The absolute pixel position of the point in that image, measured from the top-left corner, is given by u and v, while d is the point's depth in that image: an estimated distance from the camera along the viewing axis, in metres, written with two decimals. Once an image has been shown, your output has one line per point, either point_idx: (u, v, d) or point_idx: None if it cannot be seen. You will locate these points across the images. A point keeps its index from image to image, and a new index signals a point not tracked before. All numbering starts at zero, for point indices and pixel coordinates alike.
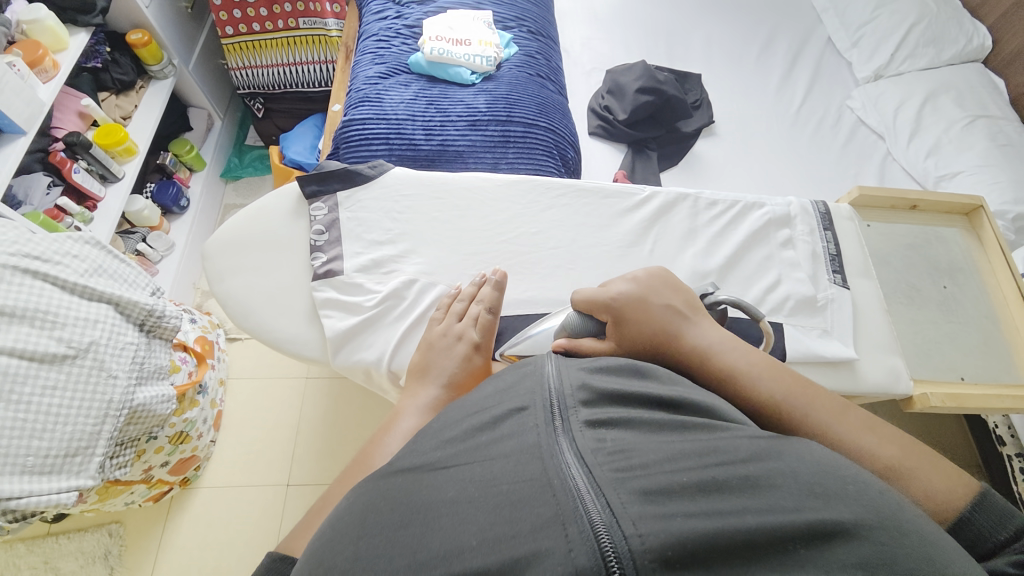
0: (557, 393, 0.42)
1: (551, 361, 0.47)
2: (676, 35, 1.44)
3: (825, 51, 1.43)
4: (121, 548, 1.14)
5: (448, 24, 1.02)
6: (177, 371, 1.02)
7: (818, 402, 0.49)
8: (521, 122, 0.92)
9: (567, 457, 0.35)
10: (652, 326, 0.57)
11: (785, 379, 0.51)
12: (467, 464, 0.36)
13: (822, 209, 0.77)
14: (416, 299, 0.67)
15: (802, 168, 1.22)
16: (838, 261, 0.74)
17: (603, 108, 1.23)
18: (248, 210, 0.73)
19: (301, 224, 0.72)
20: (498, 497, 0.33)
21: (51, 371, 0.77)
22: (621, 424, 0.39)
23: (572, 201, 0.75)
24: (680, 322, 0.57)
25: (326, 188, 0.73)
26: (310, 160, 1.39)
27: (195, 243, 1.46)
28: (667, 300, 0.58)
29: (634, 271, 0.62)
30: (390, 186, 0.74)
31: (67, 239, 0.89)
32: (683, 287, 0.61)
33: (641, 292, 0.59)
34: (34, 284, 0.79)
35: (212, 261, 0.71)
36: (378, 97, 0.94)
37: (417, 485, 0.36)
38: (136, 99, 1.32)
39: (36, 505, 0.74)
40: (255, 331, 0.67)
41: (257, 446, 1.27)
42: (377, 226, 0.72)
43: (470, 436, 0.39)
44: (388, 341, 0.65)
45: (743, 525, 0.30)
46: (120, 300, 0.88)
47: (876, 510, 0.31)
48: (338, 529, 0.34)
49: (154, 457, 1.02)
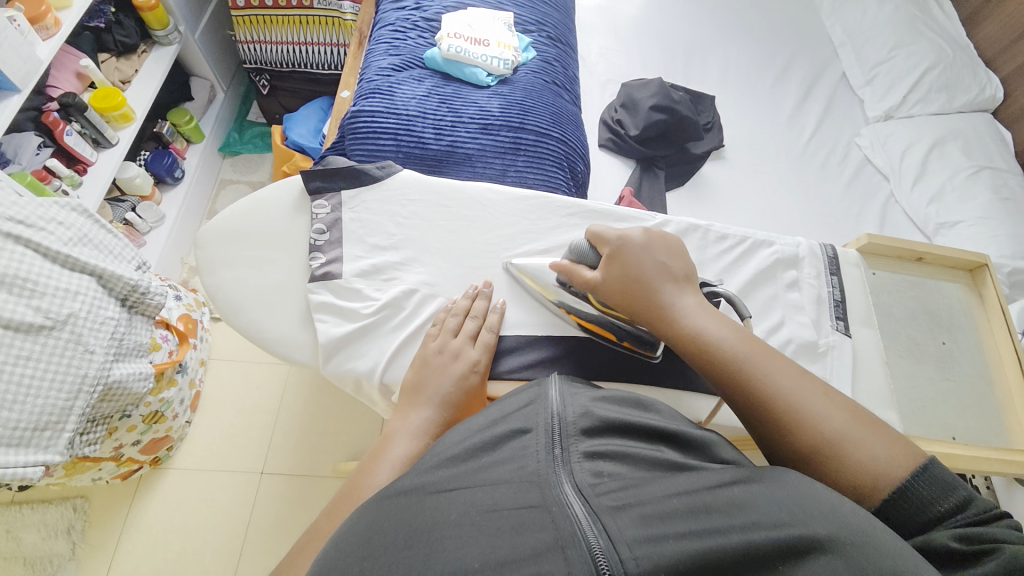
0: (559, 417, 0.41)
1: (555, 386, 0.47)
2: (694, 54, 1.43)
3: (839, 86, 1.43)
4: (85, 524, 1.12)
5: (468, 22, 1.00)
6: (158, 349, 1.01)
7: (783, 368, 0.50)
8: (534, 130, 0.91)
9: (565, 484, 0.35)
10: (643, 285, 0.57)
11: (758, 343, 0.52)
12: (470, 486, 0.36)
13: (829, 254, 0.77)
14: (415, 310, 0.65)
15: (807, 202, 1.22)
16: (841, 307, 0.74)
17: (616, 122, 1.22)
18: (249, 201, 0.71)
19: (302, 220, 0.70)
20: (499, 522, 0.32)
21: (26, 340, 0.76)
22: (619, 458, 0.38)
23: (581, 221, 0.74)
24: (668, 286, 0.57)
25: (331, 186, 0.71)
26: (313, 145, 1.35)
27: (188, 217, 1.43)
28: (659, 263, 0.59)
29: (636, 233, 0.61)
30: (396, 190, 0.72)
31: (52, 204, 0.87)
32: (676, 252, 0.61)
33: (638, 253, 0.59)
34: (17, 249, 0.78)
35: (206, 251, 0.69)
36: (391, 90, 0.92)
37: (420, 506, 0.35)
38: (138, 64, 1.27)
39: (8, 478, 0.75)
40: (246, 329, 0.65)
41: (234, 430, 1.24)
42: (380, 230, 0.70)
43: (473, 456, 0.40)
44: (382, 350, 0.63)
45: (730, 547, 0.30)
46: (103, 273, 0.87)
47: (851, 527, 0.32)
48: (338, 549, 0.34)
49: (125, 435, 1.01)
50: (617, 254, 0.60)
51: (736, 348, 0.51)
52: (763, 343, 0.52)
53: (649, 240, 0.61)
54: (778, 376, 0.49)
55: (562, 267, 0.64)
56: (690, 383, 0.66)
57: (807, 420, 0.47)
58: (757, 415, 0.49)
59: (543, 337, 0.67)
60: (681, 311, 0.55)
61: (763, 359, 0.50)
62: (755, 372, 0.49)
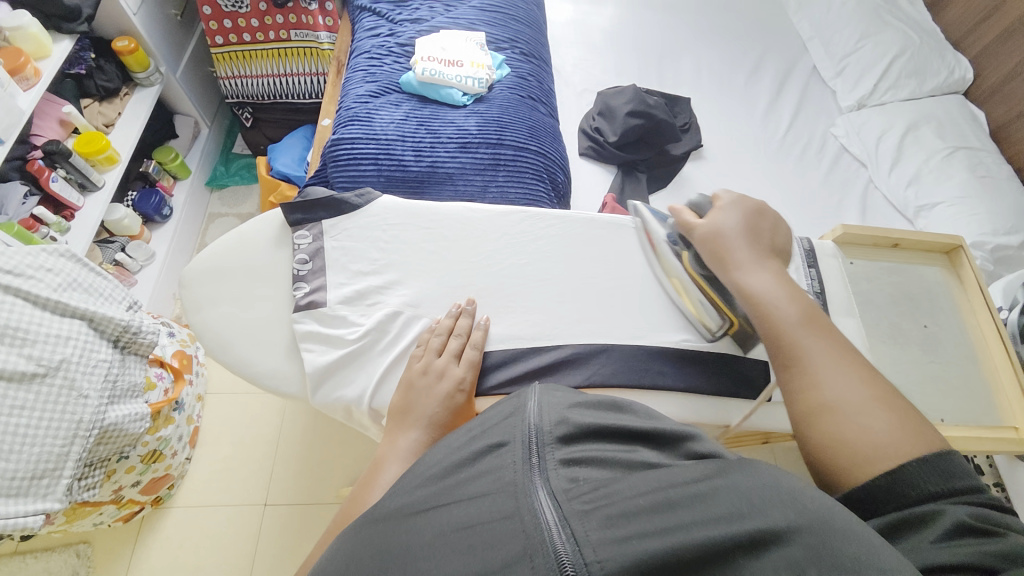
0: (536, 428, 0.41)
1: (535, 397, 0.46)
2: (667, 58, 1.46)
3: (810, 79, 1.46)
4: (89, 569, 1.10)
5: (440, 45, 1.02)
6: (153, 389, 1.02)
7: (833, 342, 0.55)
8: (512, 145, 0.92)
9: (540, 493, 0.35)
10: (726, 244, 0.65)
11: (817, 317, 0.57)
12: (448, 504, 0.36)
13: (806, 247, 0.77)
14: (400, 333, 0.66)
15: (788, 195, 1.23)
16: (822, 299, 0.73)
17: (594, 130, 1.24)
18: (230, 236, 0.72)
19: (284, 253, 0.71)
20: (471, 538, 0.33)
21: (19, 390, 0.79)
22: (595, 463, 0.38)
23: (563, 232, 0.75)
24: (754, 251, 0.64)
25: (312, 216, 0.72)
26: (298, 174, 1.37)
27: (177, 253, 1.43)
28: (756, 229, 0.66)
29: (749, 203, 0.68)
30: (377, 215, 0.73)
31: (41, 251, 0.88)
32: (778, 230, 0.67)
33: (740, 218, 0.66)
34: (8, 300, 0.81)
35: (191, 290, 0.69)
36: (369, 116, 0.93)
37: (396, 528, 0.35)
38: (120, 106, 1.29)
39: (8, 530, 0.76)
40: (234, 365, 0.66)
41: (236, 463, 1.23)
42: (363, 256, 0.70)
43: (451, 473, 0.40)
44: (371, 374, 0.64)
45: (694, 539, 0.30)
46: (94, 316, 0.88)
47: (807, 513, 0.32)
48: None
49: (124, 477, 1.00)
50: (721, 213, 0.67)
51: (792, 309, 0.58)
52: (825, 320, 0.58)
53: (758, 213, 0.67)
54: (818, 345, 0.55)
55: (676, 209, 0.71)
56: (678, 385, 0.67)
57: (834, 382, 0.52)
58: (783, 360, 0.56)
59: (531, 349, 0.67)
60: (761, 267, 0.62)
61: (818, 329, 0.56)
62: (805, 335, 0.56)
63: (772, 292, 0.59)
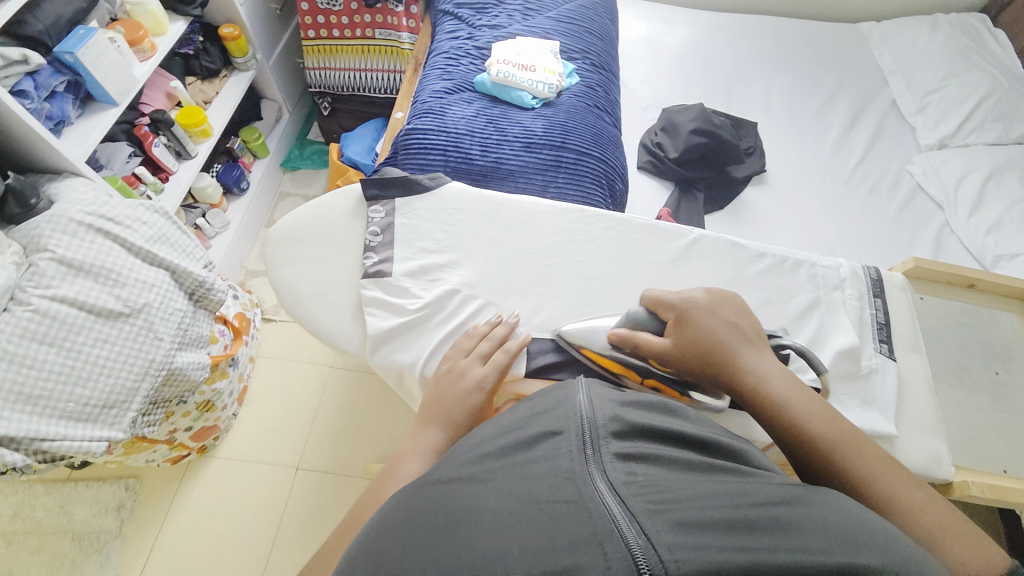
0: (589, 420, 0.43)
1: (583, 390, 0.48)
2: (736, 81, 1.45)
3: (889, 113, 1.40)
4: (134, 503, 1.20)
5: (516, 50, 1.06)
6: (215, 342, 1.10)
7: (867, 453, 0.50)
8: (574, 149, 0.95)
9: (600, 483, 0.36)
10: (715, 352, 0.57)
11: (840, 423, 0.52)
12: (505, 479, 0.38)
13: (874, 275, 0.75)
14: (456, 310, 0.69)
15: (852, 228, 1.19)
16: (886, 330, 0.71)
17: (655, 145, 1.25)
18: (310, 206, 0.78)
19: (358, 224, 0.76)
20: (536, 513, 0.34)
21: (105, 325, 0.86)
22: (651, 460, 0.40)
23: (620, 234, 0.76)
24: (746, 354, 0.58)
25: (386, 194, 0.77)
26: (366, 162, 1.45)
27: (250, 223, 1.55)
28: (732, 329, 0.59)
29: (701, 295, 0.62)
30: (445, 199, 0.77)
31: (140, 206, 0.98)
32: (742, 311, 0.62)
33: (713, 321, 0.59)
34: (103, 243, 0.89)
35: (272, 248, 0.75)
36: (442, 110, 0.98)
37: (456, 495, 0.38)
38: (218, 86, 1.42)
39: (67, 450, 0.82)
40: (303, 320, 0.71)
41: (276, 425, 1.31)
42: (428, 236, 0.74)
43: (507, 454, 0.42)
44: (425, 345, 0.67)
45: (773, 560, 0.31)
46: (176, 269, 0.98)
47: (896, 558, 0.33)
48: (384, 530, 0.38)
49: (180, 420, 1.09)
50: (684, 315, 0.60)
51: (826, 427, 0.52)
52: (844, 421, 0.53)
53: (714, 300, 0.62)
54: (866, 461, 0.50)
55: (620, 334, 0.62)
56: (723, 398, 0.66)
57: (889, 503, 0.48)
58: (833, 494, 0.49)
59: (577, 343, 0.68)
60: (761, 380, 0.55)
61: (850, 441, 0.51)
62: (844, 455, 0.50)
63: (797, 404, 0.53)
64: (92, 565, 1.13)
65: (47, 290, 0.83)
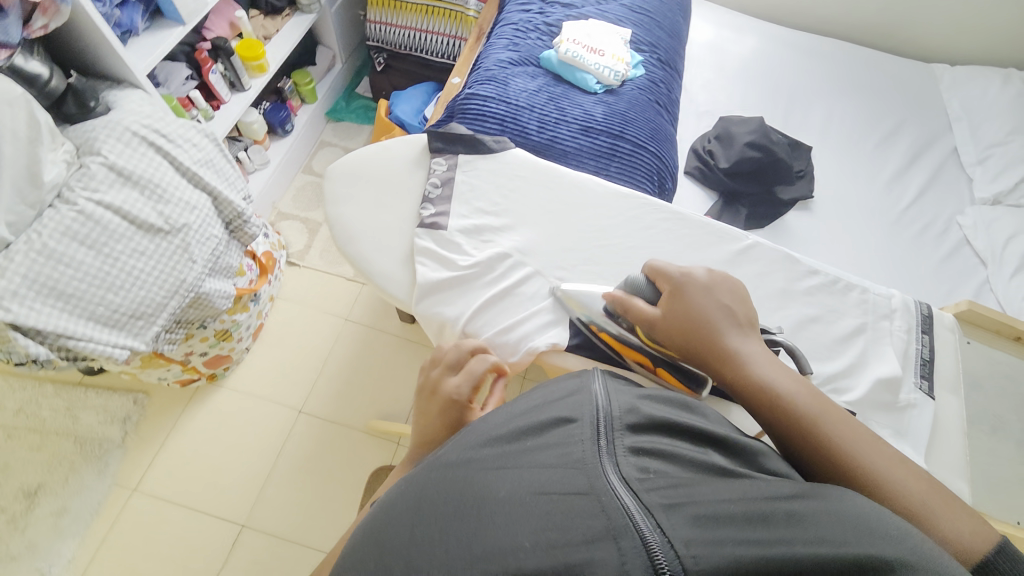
0: (605, 411, 0.43)
1: (599, 381, 0.48)
2: (797, 102, 1.42)
3: (948, 159, 1.36)
4: (140, 418, 1.23)
5: (586, 32, 1.04)
6: (242, 275, 1.12)
7: (851, 429, 0.47)
8: (631, 141, 0.94)
9: (612, 475, 0.36)
10: (702, 327, 0.55)
11: (825, 402, 0.49)
12: (518, 466, 0.39)
13: (924, 311, 0.70)
14: (504, 274, 0.70)
15: (891, 269, 1.17)
16: (928, 367, 0.66)
17: (706, 152, 1.23)
18: (375, 148, 0.79)
19: (419, 173, 0.77)
20: (550, 503, 0.34)
21: (144, 238, 0.87)
22: (664, 458, 0.39)
23: (674, 228, 0.74)
24: (735, 331, 0.55)
25: (451, 148, 0.78)
26: (413, 123, 1.44)
27: (289, 166, 1.55)
28: (726, 308, 0.57)
29: (701, 272, 0.59)
30: (506, 164, 0.77)
31: (192, 128, 0.97)
32: (742, 294, 0.60)
33: (701, 297, 0.57)
34: (152, 157, 0.89)
35: (332, 184, 0.77)
36: (505, 80, 0.97)
37: (469, 478, 0.38)
38: (280, 24, 1.41)
39: (91, 352, 0.83)
40: (355, 259, 0.72)
41: (285, 367, 1.32)
42: (485, 197, 0.75)
43: (518, 439, 0.42)
44: (465, 305, 0.67)
45: (791, 553, 0.30)
46: (218, 196, 0.98)
47: (915, 550, 0.31)
48: (395, 516, 0.39)
49: (197, 343, 1.10)
50: (679, 289, 0.58)
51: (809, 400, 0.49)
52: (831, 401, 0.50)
53: (713, 279, 0.59)
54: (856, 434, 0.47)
55: (616, 296, 0.61)
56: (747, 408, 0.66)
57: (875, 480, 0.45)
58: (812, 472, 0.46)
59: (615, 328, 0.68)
60: (745, 358, 0.53)
61: (832, 416, 0.48)
62: (825, 430, 0.47)
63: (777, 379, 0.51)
64: (90, 470, 1.17)
65: (94, 194, 0.83)
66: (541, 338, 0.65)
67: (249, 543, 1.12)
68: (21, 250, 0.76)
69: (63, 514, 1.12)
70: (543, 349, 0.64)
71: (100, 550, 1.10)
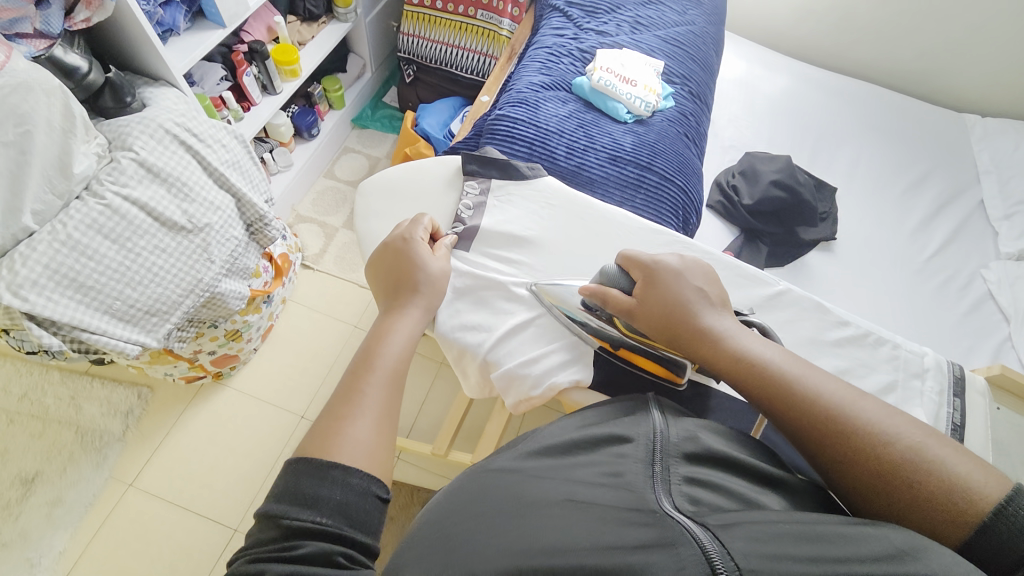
0: (661, 438, 0.47)
1: (657, 408, 0.53)
2: (824, 144, 1.41)
3: (973, 213, 1.34)
4: (142, 412, 1.22)
5: (620, 61, 1.05)
6: (258, 277, 1.12)
7: (837, 391, 0.49)
8: (659, 173, 0.93)
9: (664, 500, 0.39)
10: (678, 312, 0.57)
11: (805, 367, 0.52)
12: (567, 479, 0.43)
13: (957, 373, 0.68)
14: (529, 303, 0.69)
15: (912, 320, 1.15)
16: (959, 433, 0.64)
17: (731, 187, 1.23)
18: (410, 167, 0.81)
19: (451, 196, 0.78)
20: (602, 514, 0.38)
21: (167, 236, 0.87)
22: (717, 488, 0.41)
23: None
24: (708, 311, 0.58)
25: (484, 172, 0.78)
26: (438, 136, 1.45)
27: (311, 170, 1.56)
28: (698, 291, 0.59)
29: (670, 258, 0.62)
30: (537, 192, 0.78)
31: (223, 129, 0.98)
32: (714, 278, 0.62)
33: (673, 275, 0.60)
34: (182, 155, 0.90)
35: (366, 200, 0.78)
36: (536, 103, 0.98)
37: (524, 486, 0.42)
38: (315, 31, 1.44)
39: (102, 346, 0.82)
40: None
41: (291, 371, 1.31)
42: (514, 223, 0.75)
43: (570, 454, 0.47)
44: (490, 334, 0.67)
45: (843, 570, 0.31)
46: (242, 198, 0.98)
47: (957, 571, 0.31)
48: (456, 510, 0.42)
49: (207, 342, 1.10)
50: (651, 276, 0.61)
51: (787, 367, 0.52)
52: (811, 368, 0.52)
53: (685, 264, 0.62)
54: (837, 396, 0.49)
55: (591, 289, 0.63)
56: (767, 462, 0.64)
57: (872, 439, 0.45)
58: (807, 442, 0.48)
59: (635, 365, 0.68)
60: (721, 336, 0.55)
61: (812, 382, 0.50)
62: (807, 396, 0.49)
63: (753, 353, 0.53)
64: (89, 462, 1.16)
65: (122, 189, 0.83)
66: (562, 375, 0.65)
67: None
68: (44, 240, 0.76)
69: (57, 505, 1.11)
70: (566, 385, 0.64)
71: (90, 544, 1.08)
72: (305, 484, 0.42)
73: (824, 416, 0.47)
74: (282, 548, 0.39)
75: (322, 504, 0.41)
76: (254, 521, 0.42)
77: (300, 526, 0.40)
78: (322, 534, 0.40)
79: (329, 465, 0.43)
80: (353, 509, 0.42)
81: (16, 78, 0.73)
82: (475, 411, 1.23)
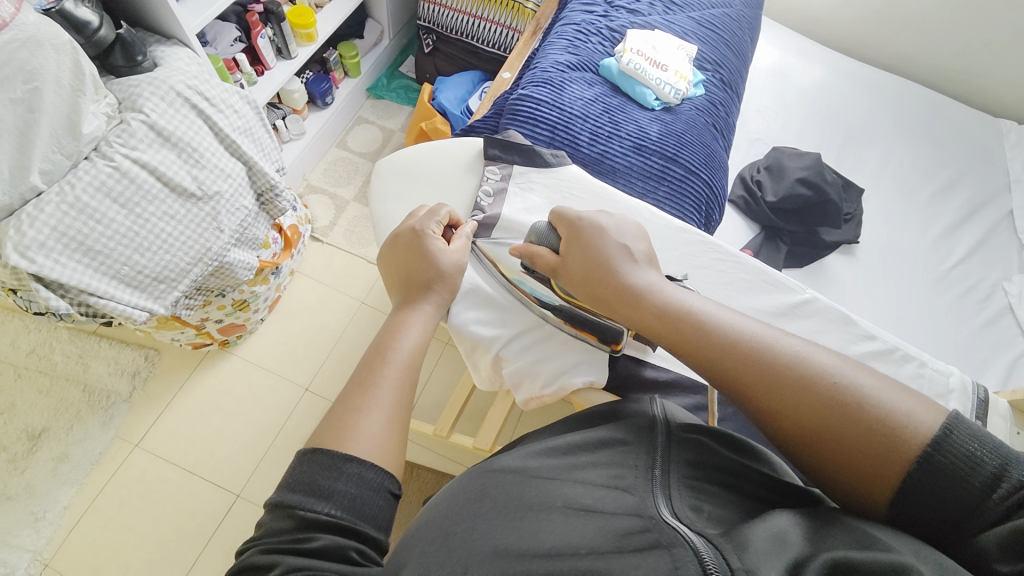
0: (664, 443, 0.46)
1: (659, 405, 0.51)
2: (854, 141, 1.36)
3: (1002, 222, 1.30)
4: (149, 374, 1.23)
5: (652, 43, 1.00)
6: (267, 248, 1.10)
7: (755, 339, 0.50)
8: (684, 165, 0.90)
9: (663, 507, 0.39)
10: (603, 268, 0.59)
11: (727, 317, 0.53)
12: (569, 480, 0.42)
13: (980, 395, 0.66)
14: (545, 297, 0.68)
15: (929, 331, 1.12)
16: None
17: (754, 182, 1.19)
18: (429, 147, 0.78)
19: (471, 181, 0.75)
20: (605, 523, 0.37)
21: (176, 202, 0.86)
22: (715, 498, 0.41)
23: (725, 271, 0.71)
24: (631, 267, 0.59)
25: (506, 157, 0.75)
26: (456, 112, 1.40)
27: (323, 140, 1.53)
28: (622, 249, 0.60)
29: (592, 217, 0.64)
30: (560, 181, 0.75)
31: (236, 94, 0.95)
32: (642, 236, 0.64)
33: (596, 235, 0.62)
34: (195, 119, 0.87)
35: (383, 180, 0.76)
36: (561, 84, 0.93)
37: (523, 485, 0.41)
38: None
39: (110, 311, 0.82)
40: None
41: (296, 342, 1.31)
42: (534, 213, 0.73)
43: (570, 453, 0.45)
44: (507, 329, 0.67)
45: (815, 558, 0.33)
46: (253, 167, 0.96)
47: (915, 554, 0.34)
48: (455, 505, 0.41)
49: (214, 311, 1.09)
50: (574, 234, 0.62)
51: (709, 318, 0.53)
52: (732, 318, 0.53)
53: (608, 223, 0.63)
54: (755, 345, 0.50)
55: (522, 249, 0.65)
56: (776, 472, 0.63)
57: (792, 387, 0.46)
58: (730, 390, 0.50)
59: (638, 363, 0.67)
60: (642, 291, 0.57)
61: (730, 331, 0.51)
62: (724, 345, 0.51)
63: (674, 307, 0.55)
64: (95, 420, 1.17)
65: (132, 152, 0.81)
66: (577, 376, 0.65)
67: (241, 514, 1.12)
68: (52, 202, 0.75)
69: (63, 461, 1.13)
70: (579, 386, 0.65)
71: (96, 500, 1.11)
72: (318, 477, 0.42)
73: (742, 364, 0.49)
74: (295, 540, 0.39)
75: (336, 498, 0.41)
76: (266, 512, 0.42)
77: (314, 518, 0.40)
78: (335, 528, 0.40)
79: (343, 459, 0.43)
80: (366, 504, 0.42)
81: (26, 31, 0.71)
82: (479, 394, 1.23)
